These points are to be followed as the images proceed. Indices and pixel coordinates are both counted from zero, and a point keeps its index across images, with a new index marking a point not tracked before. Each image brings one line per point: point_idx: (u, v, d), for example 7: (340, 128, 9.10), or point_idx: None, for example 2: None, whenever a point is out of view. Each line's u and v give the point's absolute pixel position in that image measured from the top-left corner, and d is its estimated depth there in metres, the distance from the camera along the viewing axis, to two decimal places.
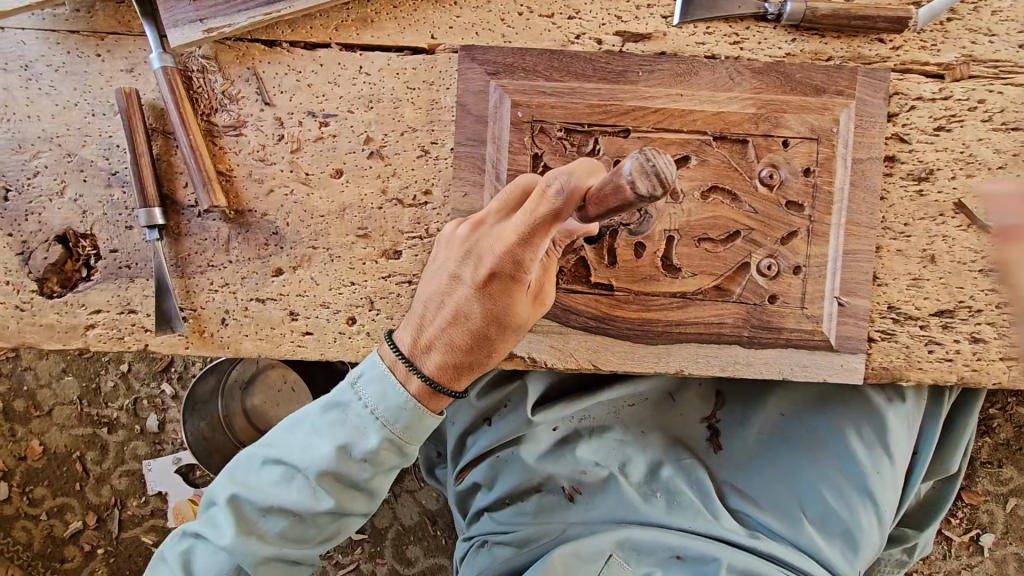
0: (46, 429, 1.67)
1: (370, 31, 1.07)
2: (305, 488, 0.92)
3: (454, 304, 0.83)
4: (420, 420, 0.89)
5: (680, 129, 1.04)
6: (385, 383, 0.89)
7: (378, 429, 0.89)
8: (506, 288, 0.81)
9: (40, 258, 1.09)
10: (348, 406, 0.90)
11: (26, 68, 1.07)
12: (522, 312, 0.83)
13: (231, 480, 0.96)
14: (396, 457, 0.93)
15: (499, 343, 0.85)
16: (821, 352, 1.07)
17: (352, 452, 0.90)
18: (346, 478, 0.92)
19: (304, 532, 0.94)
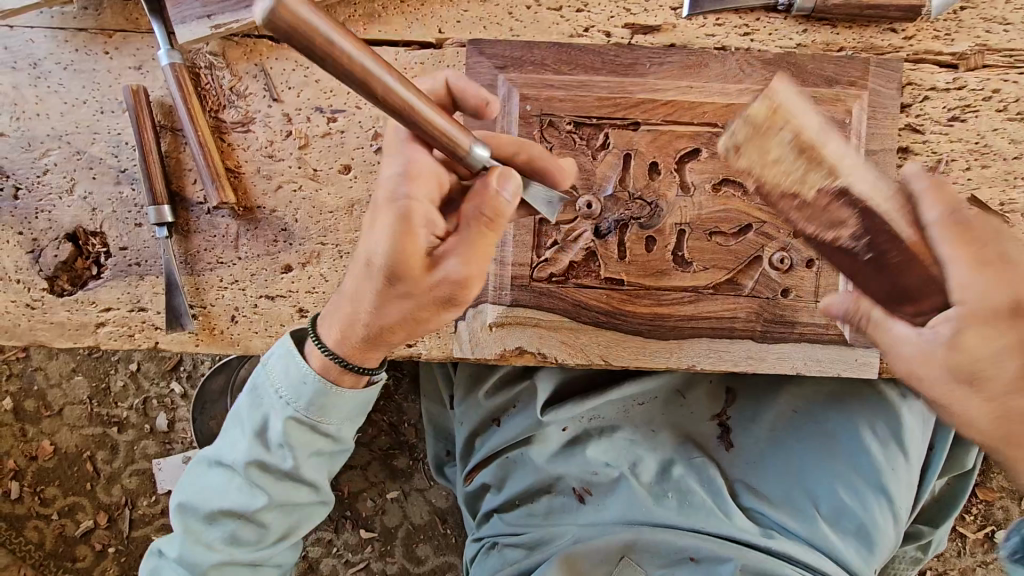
0: (56, 429, 1.68)
1: (378, 26, 1.06)
2: (240, 483, 0.97)
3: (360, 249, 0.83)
4: (334, 399, 0.94)
5: (690, 121, 1.03)
6: (290, 364, 0.95)
7: (284, 413, 0.95)
8: (384, 222, 0.77)
9: (50, 256, 1.09)
10: (260, 394, 0.97)
11: (35, 67, 1.07)
12: (398, 258, 0.76)
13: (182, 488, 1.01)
14: (321, 439, 0.97)
15: (387, 299, 0.81)
16: (835, 346, 1.05)
17: (268, 438, 0.96)
18: (273, 467, 0.97)
19: (256, 525, 0.99)
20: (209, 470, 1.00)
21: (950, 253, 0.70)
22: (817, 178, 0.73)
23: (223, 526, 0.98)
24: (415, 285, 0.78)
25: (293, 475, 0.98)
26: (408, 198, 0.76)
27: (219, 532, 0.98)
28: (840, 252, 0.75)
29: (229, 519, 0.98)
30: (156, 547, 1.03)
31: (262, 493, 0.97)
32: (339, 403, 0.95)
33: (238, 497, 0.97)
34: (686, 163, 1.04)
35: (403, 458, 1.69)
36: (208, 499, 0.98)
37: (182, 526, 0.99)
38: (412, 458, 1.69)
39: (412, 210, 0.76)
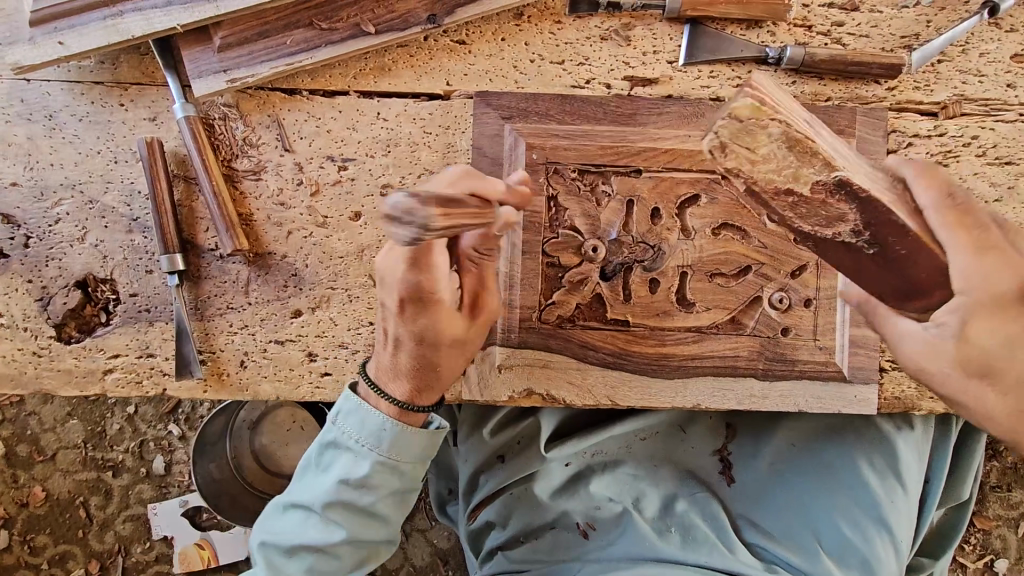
0: (49, 474, 1.64)
1: (388, 79, 1.10)
2: (317, 522, 0.95)
3: (392, 331, 0.91)
4: (414, 442, 0.95)
5: (690, 168, 1.07)
6: (366, 413, 0.95)
7: (368, 454, 0.94)
8: (426, 313, 0.87)
9: (59, 304, 1.10)
10: (337, 441, 0.96)
11: (50, 119, 1.10)
12: (454, 331, 0.90)
13: (260, 531, 1.00)
14: (398, 480, 0.97)
15: (443, 361, 0.93)
16: (835, 383, 1.08)
17: (347, 480, 0.94)
18: (350, 507, 0.95)
19: (331, 561, 0.96)
20: (285, 510, 0.98)
21: (939, 224, 0.73)
22: (813, 167, 0.76)
23: (300, 562, 0.95)
24: (469, 340, 0.93)
25: (369, 515, 0.96)
26: (437, 295, 0.85)
27: (298, 567, 0.95)
28: (846, 249, 0.80)
29: (307, 555, 0.95)
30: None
31: (338, 531, 0.94)
32: (419, 445, 0.96)
33: (315, 534, 0.94)
34: (686, 209, 1.08)
35: None
36: (286, 536, 0.96)
37: (263, 563, 0.96)
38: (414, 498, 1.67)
39: (443, 300, 0.86)
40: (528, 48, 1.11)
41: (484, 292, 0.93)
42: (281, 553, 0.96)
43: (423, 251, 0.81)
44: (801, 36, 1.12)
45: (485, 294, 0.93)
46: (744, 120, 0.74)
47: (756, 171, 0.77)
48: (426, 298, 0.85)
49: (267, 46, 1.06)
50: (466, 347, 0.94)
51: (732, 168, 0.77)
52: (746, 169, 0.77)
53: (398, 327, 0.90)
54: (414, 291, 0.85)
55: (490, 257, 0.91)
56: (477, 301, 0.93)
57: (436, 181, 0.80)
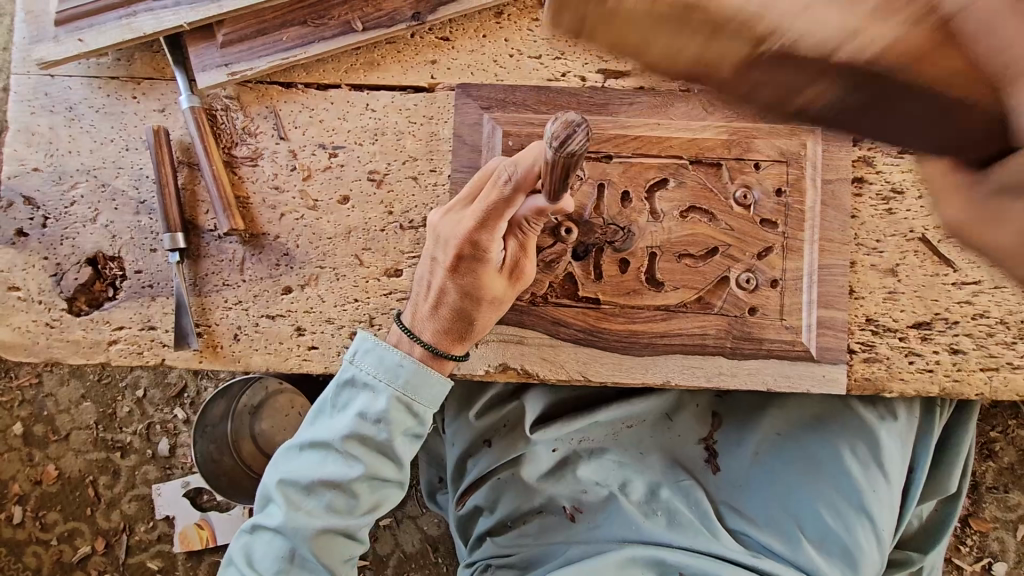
0: (62, 454, 1.73)
1: (376, 73, 1.19)
2: (336, 457, 1.01)
3: (438, 281, 1.01)
4: (426, 382, 1.02)
5: (659, 154, 1.13)
6: (381, 351, 1.03)
7: (385, 391, 1.00)
8: (473, 270, 0.97)
9: (71, 279, 1.19)
10: (354, 379, 1.02)
11: (70, 111, 1.20)
12: (493, 289, 0.99)
13: (275, 472, 1.04)
14: (412, 420, 1.03)
15: (482, 316, 1.01)
16: (803, 362, 1.11)
17: (366, 415, 1.00)
18: (367, 443, 1.00)
19: (348, 497, 1.01)
20: (301, 451, 1.03)
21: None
22: None
23: (321, 496, 1.00)
24: (504, 300, 1.02)
25: (384, 453, 1.01)
26: (486, 253, 0.96)
27: (317, 502, 1.01)
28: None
29: (325, 491, 1.00)
30: (251, 524, 1.05)
31: (358, 466, 1.00)
32: (434, 386, 1.02)
33: (334, 469, 1.00)
34: (655, 192, 1.13)
35: None
36: (303, 474, 1.01)
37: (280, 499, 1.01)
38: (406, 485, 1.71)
39: (492, 256, 0.97)
40: (508, 44, 1.18)
41: (524, 261, 1.01)
42: (298, 487, 1.01)
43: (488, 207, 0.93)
44: None
45: (524, 261, 1.01)
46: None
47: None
48: (480, 252, 0.96)
49: (265, 42, 1.15)
50: (501, 307, 1.02)
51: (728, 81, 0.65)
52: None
53: (445, 276, 0.99)
54: (473, 243, 0.95)
55: (535, 231, 0.99)
56: (518, 268, 1.02)
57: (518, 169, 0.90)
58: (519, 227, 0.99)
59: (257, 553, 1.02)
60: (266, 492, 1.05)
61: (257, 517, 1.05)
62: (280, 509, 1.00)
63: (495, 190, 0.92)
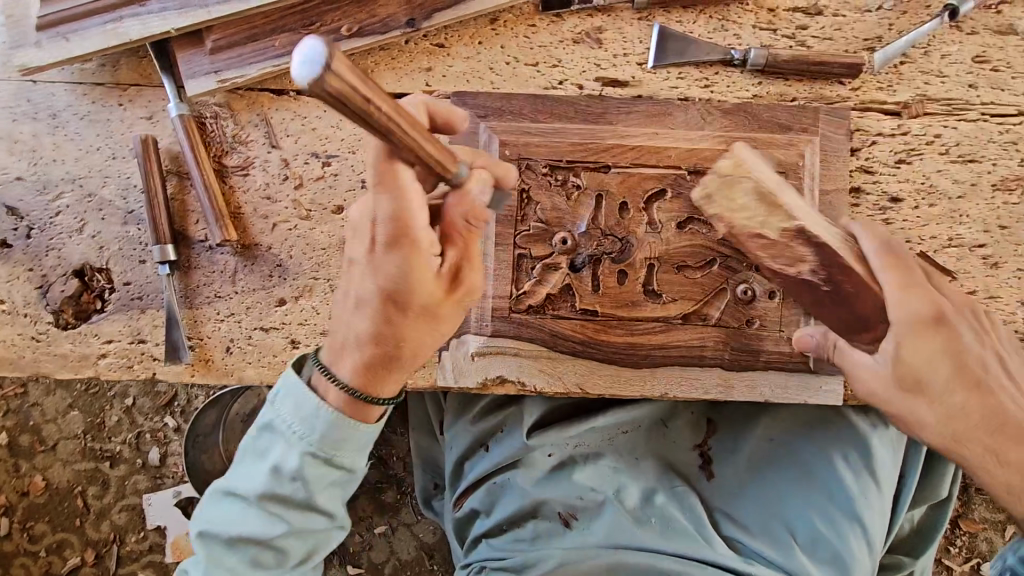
0: (49, 464, 1.70)
1: (371, 80, 1.16)
2: (256, 512, 0.95)
3: (361, 291, 0.91)
4: (347, 433, 0.94)
5: (656, 164, 1.12)
6: (299, 398, 0.94)
7: (299, 445, 0.93)
8: (394, 262, 0.86)
9: (57, 291, 1.16)
10: (273, 427, 0.96)
11: (54, 118, 1.17)
12: (424, 296, 0.88)
13: (199, 519, 1.00)
14: (333, 472, 0.96)
15: (411, 333, 0.91)
16: (801, 373, 1.11)
17: (281, 470, 0.94)
18: (289, 500, 0.95)
19: (273, 552, 0.96)
20: (222, 499, 0.98)
21: (884, 276, 0.86)
22: (775, 221, 0.88)
23: (243, 552, 0.96)
24: (440, 315, 0.91)
25: (311, 507, 0.96)
26: (407, 238, 0.84)
27: (239, 557, 0.95)
28: (804, 286, 0.91)
29: (247, 546, 0.95)
30: (183, 568, 1.02)
31: (278, 523, 0.95)
32: (351, 439, 0.94)
33: (254, 525, 0.95)
34: (653, 203, 1.12)
35: (392, 492, 1.70)
36: (224, 526, 0.96)
37: (202, 550, 0.97)
38: (401, 492, 1.70)
39: (420, 247, 0.85)
40: (504, 51, 1.16)
41: (463, 266, 0.89)
42: (222, 540, 0.96)
43: (382, 178, 0.81)
44: (766, 39, 1.16)
45: (467, 269, 0.89)
46: (727, 176, 0.88)
47: (734, 219, 0.90)
48: (402, 238, 0.84)
49: (255, 48, 1.12)
50: (437, 321, 0.91)
51: (713, 214, 0.91)
52: (724, 218, 0.91)
53: (370, 279, 0.89)
54: (390, 230, 0.84)
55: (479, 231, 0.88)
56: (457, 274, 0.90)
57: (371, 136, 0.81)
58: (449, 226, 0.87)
59: None
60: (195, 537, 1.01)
61: (189, 560, 1.02)
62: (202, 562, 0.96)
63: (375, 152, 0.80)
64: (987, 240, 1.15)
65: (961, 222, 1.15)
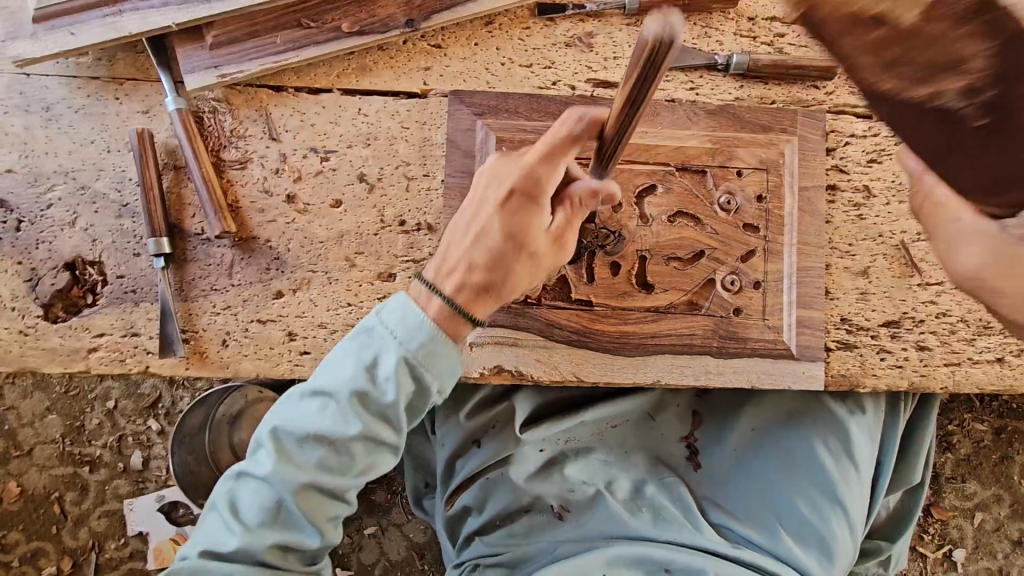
0: (25, 470, 1.65)
1: (369, 78, 1.19)
2: (334, 411, 0.94)
3: (482, 220, 0.98)
4: (440, 345, 0.96)
5: (647, 161, 1.17)
6: (406, 307, 0.97)
7: (398, 350, 0.95)
8: (520, 209, 0.96)
9: (47, 285, 1.15)
10: (372, 332, 0.97)
11: (48, 111, 1.16)
12: (536, 241, 0.98)
13: (272, 418, 0.98)
14: (416, 385, 0.97)
15: (513, 275, 0.99)
16: (784, 360, 1.16)
17: (376, 373, 0.95)
18: (371, 402, 0.95)
19: (341, 454, 0.95)
20: (302, 398, 0.97)
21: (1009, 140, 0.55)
22: None
23: (314, 450, 0.94)
24: (539, 261, 1.00)
25: (387, 415, 0.96)
26: (544, 196, 0.97)
27: (309, 456, 0.94)
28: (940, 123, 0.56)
29: (318, 445, 0.94)
30: (238, 469, 0.98)
31: (356, 424, 0.94)
32: (443, 352, 0.97)
33: (331, 424, 0.94)
34: (644, 198, 1.16)
35: (381, 492, 1.70)
36: (300, 424, 0.95)
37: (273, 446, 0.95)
38: (391, 492, 1.70)
39: (543, 206, 0.97)
40: (499, 52, 1.21)
41: (567, 231, 1.01)
42: (293, 436, 0.95)
43: (553, 151, 0.96)
44: (747, 46, 1.23)
45: (568, 231, 1.01)
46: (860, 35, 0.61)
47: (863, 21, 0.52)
48: (535, 196, 0.96)
49: (256, 44, 1.14)
50: (534, 268, 1.01)
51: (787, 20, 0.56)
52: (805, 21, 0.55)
53: (494, 215, 0.97)
54: (531, 186, 0.96)
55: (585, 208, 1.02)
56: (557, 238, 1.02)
57: (577, 121, 0.96)
58: (569, 197, 1.01)
59: (241, 503, 0.96)
60: (256, 436, 0.98)
61: (246, 462, 0.99)
62: (269, 458, 0.94)
63: (563, 129, 0.96)
64: None
65: None
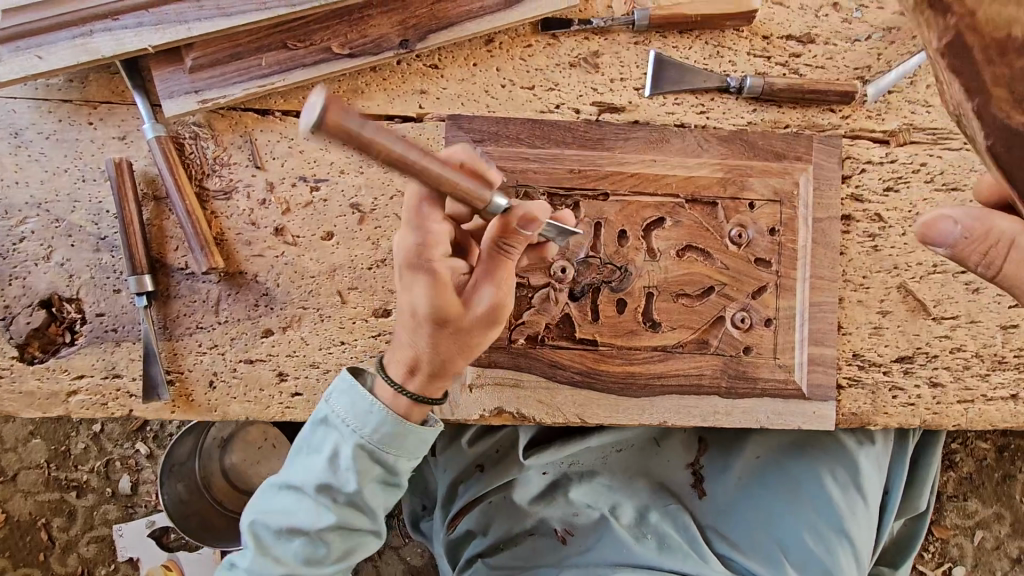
0: (9, 496, 1.60)
1: (361, 101, 1.12)
2: (305, 504, 0.92)
3: (397, 304, 0.91)
4: (402, 428, 0.93)
5: (655, 192, 1.11)
6: (354, 395, 0.93)
7: (355, 438, 0.92)
8: (420, 281, 0.85)
9: (22, 323, 1.08)
10: (328, 421, 0.94)
11: (16, 136, 1.09)
12: (450, 311, 0.85)
13: (248, 509, 0.97)
14: (383, 467, 0.95)
15: (442, 350, 0.89)
16: (795, 400, 1.12)
17: (338, 462, 0.92)
18: (338, 493, 0.93)
19: (317, 546, 0.93)
20: (275, 491, 0.96)
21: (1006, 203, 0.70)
22: None
23: (291, 544, 0.93)
24: (468, 330, 0.88)
25: (358, 503, 0.94)
26: (433, 261, 0.84)
27: (286, 549, 0.92)
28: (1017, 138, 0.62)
29: (294, 538, 0.93)
30: (226, 561, 0.97)
31: (327, 515, 0.92)
32: (408, 437, 0.93)
33: (304, 517, 0.92)
34: (651, 231, 1.11)
35: None
36: (275, 516, 0.93)
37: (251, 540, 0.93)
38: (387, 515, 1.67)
39: (442, 269, 0.85)
40: (499, 73, 1.14)
41: (489, 288, 0.86)
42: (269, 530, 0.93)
43: (417, 212, 0.85)
44: (761, 66, 1.17)
45: (490, 288, 0.87)
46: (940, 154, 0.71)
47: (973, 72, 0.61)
48: (421, 264, 0.84)
49: (239, 67, 1.06)
50: (466, 335, 0.88)
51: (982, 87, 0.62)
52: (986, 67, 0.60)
53: (400, 296, 0.89)
54: (415, 254, 0.84)
55: (506, 256, 0.85)
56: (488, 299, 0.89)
57: (447, 156, 0.85)
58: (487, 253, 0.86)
59: None
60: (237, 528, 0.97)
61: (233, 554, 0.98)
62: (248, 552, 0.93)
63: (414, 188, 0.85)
64: None
65: None
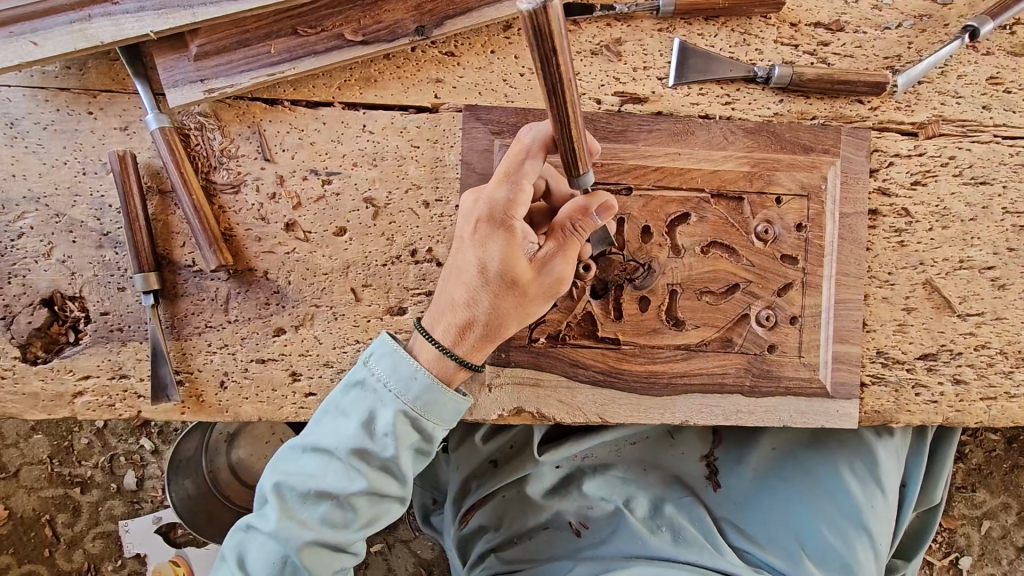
0: (11, 493, 1.58)
1: (373, 90, 1.07)
2: (335, 467, 0.89)
3: (458, 257, 0.91)
4: (440, 394, 0.91)
5: (680, 187, 1.08)
6: (398, 357, 0.91)
7: (393, 402, 0.90)
8: (494, 238, 0.87)
9: (24, 322, 1.04)
10: (365, 383, 0.92)
11: (11, 127, 1.03)
12: (518, 271, 0.87)
13: (272, 471, 0.93)
14: (418, 434, 0.92)
15: (499, 308, 0.89)
16: (818, 398, 1.10)
17: (375, 426, 0.90)
18: (373, 458, 0.90)
19: (345, 510, 0.91)
20: (301, 454, 0.92)
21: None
22: None
23: (317, 507, 0.90)
24: (527, 294, 0.89)
25: (390, 468, 0.91)
26: (513, 219, 0.87)
27: (312, 513, 0.90)
28: None
29: (321, 502, 0.90)
30: (246, 521, 0.94)
31: (358, 480, 0.89)
32: (446, 403, 0.92)
33: (334, 480, 0.89)
34: (675, 227, 1.08)
35: None
36: (301, 480, 0.90)
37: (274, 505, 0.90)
38: None
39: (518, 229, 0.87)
40: (518, 62, 1.09)
41: (557, 260, 0.89)
42: (294, 494, 0.90)
43: (516, 167, 0.87)
44: (788, 55, 1.13)
45: (557, 260, 0.89)
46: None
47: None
48: (503, 220, 0.87)
49: (246, 55, 1.01)
50: (525, 301, 0.89)
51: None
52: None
53: (467, 249, 0.89)
54: (499, 210, 0.87)
55: (578, 234, 0.90)
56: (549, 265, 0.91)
57: (533, 130, 0.87)
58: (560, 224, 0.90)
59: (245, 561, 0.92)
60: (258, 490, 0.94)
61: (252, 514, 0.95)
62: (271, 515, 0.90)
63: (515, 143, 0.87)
64: (995, 263, 1.16)
65: (971, 245, 1.16)
